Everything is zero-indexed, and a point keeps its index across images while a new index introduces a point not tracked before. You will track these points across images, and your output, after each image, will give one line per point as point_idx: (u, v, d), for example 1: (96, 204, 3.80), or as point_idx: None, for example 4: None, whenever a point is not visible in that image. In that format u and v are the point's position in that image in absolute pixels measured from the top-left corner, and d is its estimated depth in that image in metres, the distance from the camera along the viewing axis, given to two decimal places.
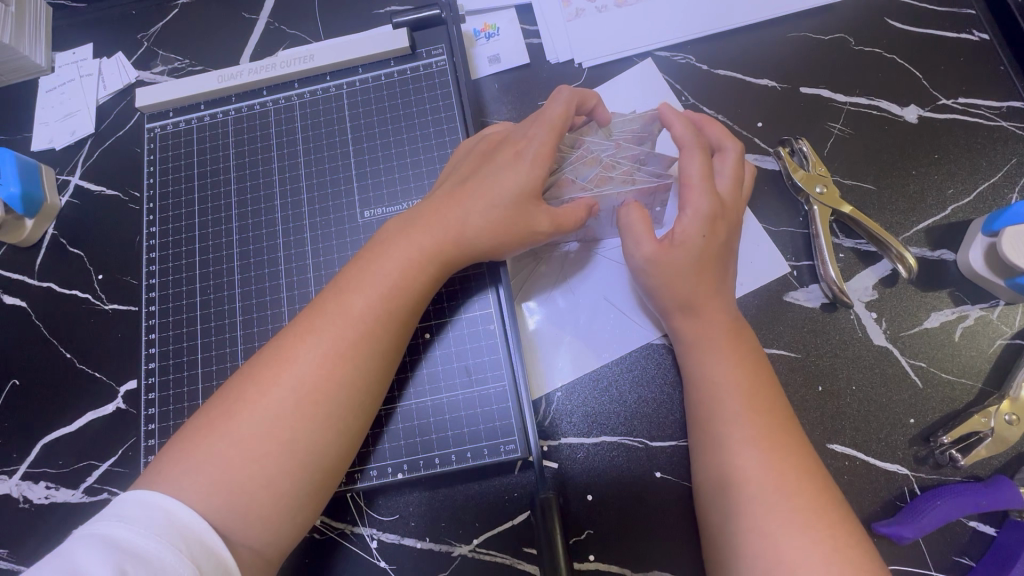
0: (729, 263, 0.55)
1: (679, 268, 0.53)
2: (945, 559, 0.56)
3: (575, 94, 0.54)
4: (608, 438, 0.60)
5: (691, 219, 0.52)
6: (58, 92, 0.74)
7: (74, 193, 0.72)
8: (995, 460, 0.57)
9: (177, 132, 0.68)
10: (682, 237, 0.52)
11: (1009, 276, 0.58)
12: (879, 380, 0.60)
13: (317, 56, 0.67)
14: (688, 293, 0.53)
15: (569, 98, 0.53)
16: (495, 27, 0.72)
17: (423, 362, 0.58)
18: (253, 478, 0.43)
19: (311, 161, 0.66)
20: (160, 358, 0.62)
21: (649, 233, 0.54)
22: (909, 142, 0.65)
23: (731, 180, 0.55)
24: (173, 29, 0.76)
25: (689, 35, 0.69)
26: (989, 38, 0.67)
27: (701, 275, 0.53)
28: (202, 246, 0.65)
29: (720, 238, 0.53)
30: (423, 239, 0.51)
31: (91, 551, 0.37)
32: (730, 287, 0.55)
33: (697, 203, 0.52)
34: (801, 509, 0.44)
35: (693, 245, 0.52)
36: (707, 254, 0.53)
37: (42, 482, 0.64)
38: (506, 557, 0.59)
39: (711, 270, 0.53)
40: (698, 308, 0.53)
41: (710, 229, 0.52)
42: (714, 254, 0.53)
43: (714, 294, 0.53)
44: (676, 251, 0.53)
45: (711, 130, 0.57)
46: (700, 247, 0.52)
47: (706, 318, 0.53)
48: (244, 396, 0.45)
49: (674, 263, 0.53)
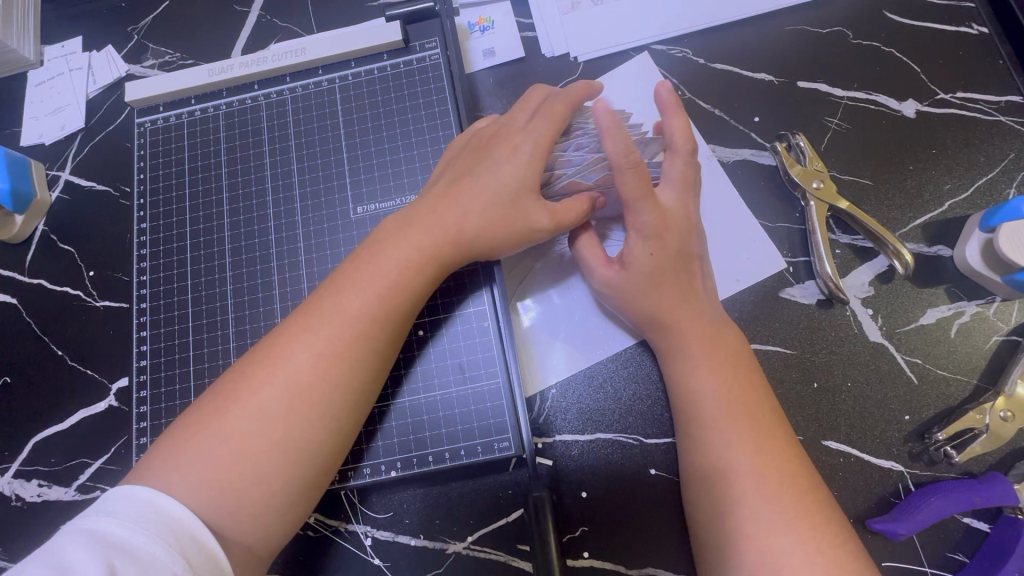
0: (696, 273, 0.55)
1: (643, 288, 0.54)
2: (939, 556, 0.56)
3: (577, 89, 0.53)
4: (603, 435, 0.60)
5: (636, 240, 0.53)
6: (47, 86, 0.74)
7: (64, 188, 0.71)
8: (989, 457, 0.57)
9: (168, 127, 0.68)
10: (629, 258, 0.53)
11: (1005, 272, 0.57)
12: (875, 376, 0.60)
13: (308, 50, 0.66)
14: (655, 302, 0.53)
15: (572, 100, 0.52)
16: (490, 20, 0.71)
17: (417, 359, 0.58)
18: (240, 476, 0.43)
19: (304, 157, 0.65)
20: (152, 356, 0.62)
21: (601, 259, 0.56)
22: (906, 137, 0.65)
23: (678, 189, 0.53)
24: (163, 21, 0.75)
25: (685, 30, 0.69)
26: (988, 32, 0.66)
27: (664, 292, 0.53)
28: (192, 243, 0.65)
29: (675, 246, 0.53)
30: (419, 239, 0.51)
31: (81, 546, 0.37)
32: (704, 294, 0.55)
33: (637, 223, 0.52)
34: (789, 510, 0.44)
35: (643, 265, 0.53)
36: (660, 270, 0.53)
37: (34, 480, 0.63)
38: (500, 554, 0.58)
39: (673, 282, 0.53)
40: (670, 317, 0.53)
41: (658, 246, 0.53)
42: (676, 262, 0.53)
43: (686, 303, 0.53)
44: (627, 274, 0.54)
45: (670, 119, 0.53)
46: (649, 266, 0.53)
47: (683, 327, 0.53)
48: (236, 395, 0.45)
49: (627, 286, 0.54)
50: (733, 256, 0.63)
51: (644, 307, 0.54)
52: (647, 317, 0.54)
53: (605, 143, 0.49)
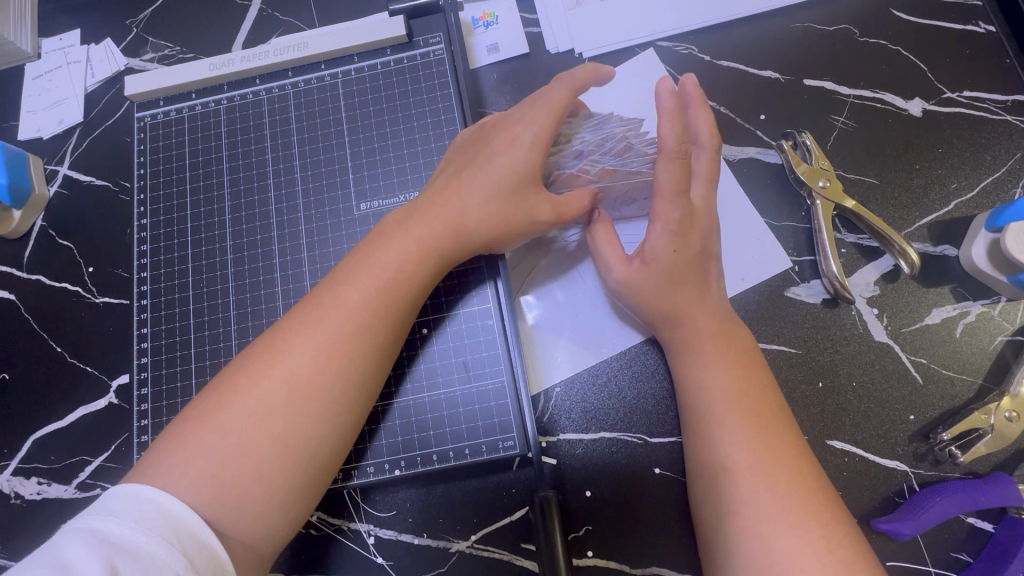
0: (710, 272, 0.54)
1: (650, 286, 0.53)
2: (942, 556, 0.56)
3: (580, 77, 0.53)
4: (607, 434, 0.60)
5: (659, 235, 0.52)
6: (45, 80, 0.73)
7: (63, 183, 0.70)
8: (994, 457, 0.57)
9: (168, 121, 0.67)
10: (651, 254, 0.52)
11: (1012, 272, 0.57)
12: (880, 377, 0.59)
13: (311, 44, 0.65)
14: (672, 300, 0.53)
15: (574, 85, 0.52)
16: (494, 16, 0.70)
17: (421, 357, 0.58)
18: (243, 473, 0.42)
19: (305, 153, 0.65)
20: (153, 353, 0.61)
21: (619, 255, 0.55)
22: (912, 136, 0.64)
23: (706, 184, 0.53)
24: (162, 14, 0.74)
25: (692, 26, 0.68)
26: (995, 30, 0.66)
27: (673, 288, 0.53)
28: (193, 239, 0.64)
29: (695, 245, 0.52)
30: (420, 232, 0.50)
31: (82, 545, 0.36)
32: (715, 291, 0.54)
33: (666, 216, 0.51)
34: (796, 510, 0.44)
35: (663, 261, 0.52)
36: (680, 267, 0.52)
37: (33, 478, 0.63)
38: (504, 552, 0.58)
39: (688, 280, 0.53)
40: (681, 315, 0.53)
41: (681, 243, 0.52)
42: (695, 260, 0.53)
43: (699, 299, 0.53)
44: (645, 270, 0.53)
45: (694, 115, 0.52)
46: (670, 261, 0.52)
47: (689, 326, 0.53)
48: (237, 390, 0.44)
49: (644, 282, 0.53)
50: (738, 255, 0.63)
51: (651, 306, 0.54)
52: (658, 315, 0.54)
53: (662, 125, 0.49)
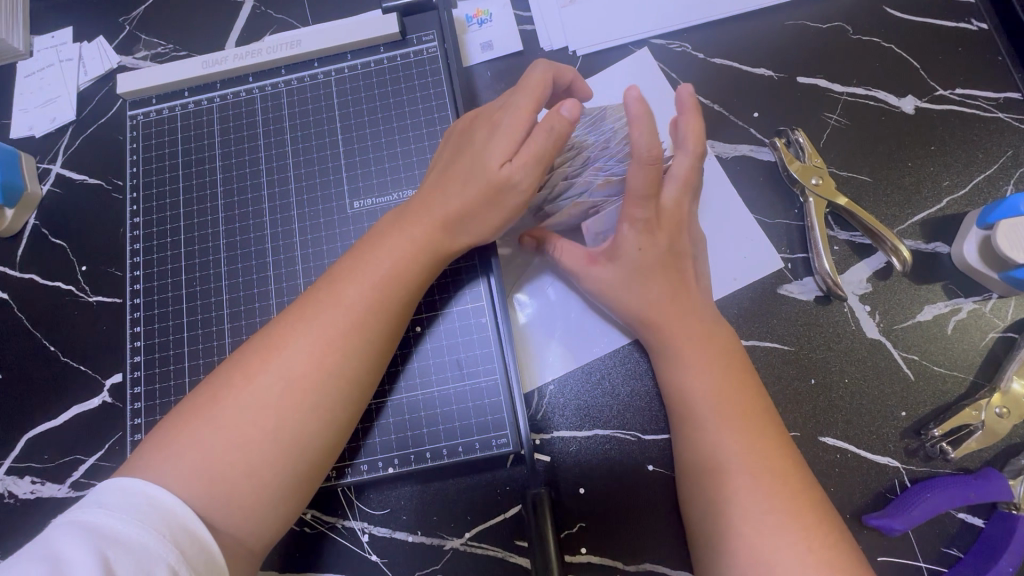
0: (688, 271, 0.55)
1: (620, 283, 0.55)
2: (932, 551, 0.56)
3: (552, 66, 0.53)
4: (601, 432, 0.60)
5: (629, 232, 0.52)
6: (37, 78, 0.72)
7: (55, 181, 0.70)
8: (985, 453, 0.58)
9: (160, 120, 0.67)
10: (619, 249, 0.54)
11: (1003, 270, 0.57)
12: (872, 373, 0.60)
13: (303, 42, 0.65)
14: (648, 297, 0.54)
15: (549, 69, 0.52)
16: (488, 13, 0.70)
17: (414, 356, 0.58)
18: (234, 470, 0.42)
19: (298, 151, 0.64)
20: (146, 352, 0.61)
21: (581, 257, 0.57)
22: (905, 134, 0.64)
23: (679, 187, 0.52)
24: (155, 12, 0.74)
25: (686, 23, 0.68)
26: (988, 28, 0.66)
27: (649, 286, 0.54)
28: (186, 238, 0.64)
29: (665, 243, 0.53)
30: (413, 228, 0.50)
31: (71, 538, 0.36)
32: (697, 291, 0.55)
33: (633, 215, 0.51)
34: (783, 510, 0.44)
35: (632, 257, 0.53)
36: (648, 264, 0.53)
37: (27, 477, 0.63)
38: (498, 550, 0.58)
39: (662, 279, 0.54)
40: (665, 314, 0.53)
41: (648, 240, 0.53)
42: (667, 258, 0.53)
43: (681, 299, 0.54)
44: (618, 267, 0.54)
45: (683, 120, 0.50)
46: (637, 259, 0.53)
47: (673, 325, 0.53)
48: (229, 387, 0.44)
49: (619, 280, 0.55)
50: (731, 254, 0.63)
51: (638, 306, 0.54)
52: (639, 315, 0.54)
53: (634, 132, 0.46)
